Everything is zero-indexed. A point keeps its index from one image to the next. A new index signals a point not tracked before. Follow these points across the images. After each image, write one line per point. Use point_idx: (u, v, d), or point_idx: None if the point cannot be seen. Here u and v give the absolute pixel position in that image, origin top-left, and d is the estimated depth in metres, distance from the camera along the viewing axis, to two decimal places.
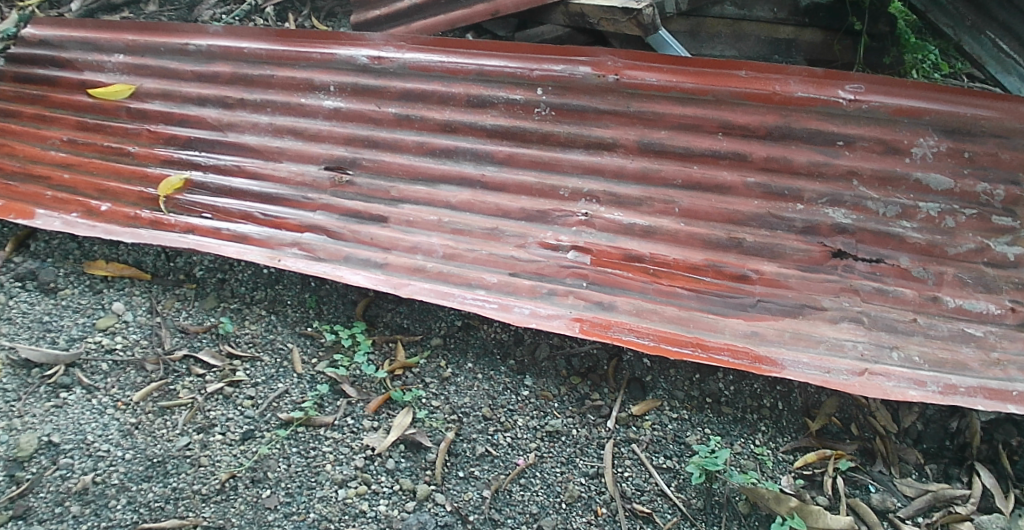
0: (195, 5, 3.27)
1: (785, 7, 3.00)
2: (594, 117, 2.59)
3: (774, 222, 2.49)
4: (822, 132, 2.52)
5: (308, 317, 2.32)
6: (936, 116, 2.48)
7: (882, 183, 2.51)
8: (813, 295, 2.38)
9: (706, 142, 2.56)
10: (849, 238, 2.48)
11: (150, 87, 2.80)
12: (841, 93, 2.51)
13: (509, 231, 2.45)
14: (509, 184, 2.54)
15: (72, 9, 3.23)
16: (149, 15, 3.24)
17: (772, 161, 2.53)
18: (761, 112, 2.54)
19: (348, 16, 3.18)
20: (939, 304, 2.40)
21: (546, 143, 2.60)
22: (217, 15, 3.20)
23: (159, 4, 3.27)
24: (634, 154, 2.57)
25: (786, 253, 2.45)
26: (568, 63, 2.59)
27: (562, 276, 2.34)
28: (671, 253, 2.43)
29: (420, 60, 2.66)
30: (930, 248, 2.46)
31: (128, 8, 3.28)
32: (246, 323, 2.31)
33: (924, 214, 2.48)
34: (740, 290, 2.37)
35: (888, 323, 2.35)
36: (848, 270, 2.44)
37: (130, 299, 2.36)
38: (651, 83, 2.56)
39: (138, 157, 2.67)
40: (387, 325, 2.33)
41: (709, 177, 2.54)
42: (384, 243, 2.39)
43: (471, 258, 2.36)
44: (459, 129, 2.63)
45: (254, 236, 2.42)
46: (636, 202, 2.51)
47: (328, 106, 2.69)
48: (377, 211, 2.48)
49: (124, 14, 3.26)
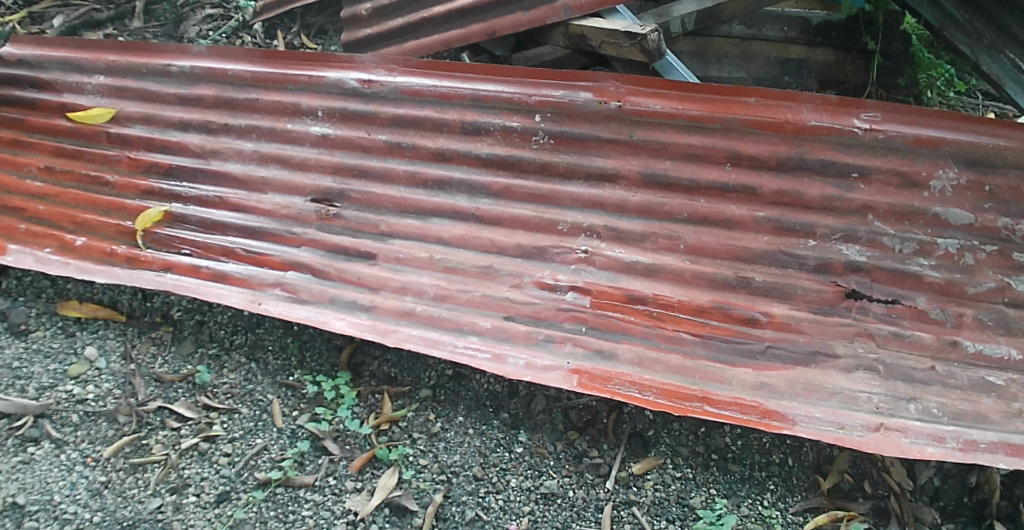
0: (181, 20, 3.16)
1: (797, 25, 2.89)
2: (595, 146, 2.45)
3: (785, 260, 2.36)
4: (837, 164, 2.38)
5: (290, 366, 2.22)
6: (956, 147, 2.34)
7: (898, 217, 2.37)
8: (826, 340, 2.24)
9: (713, 173, 2.42)
10: (863, 277, 2.35)
11: (132, 110, 2.68)
12: (856, 121, 2.36)
13: (504, 269, 2.31)
14: (505, 217, 2.41)
15: (55, 26, 3.10)
16: (134, 32, 3.11)
17: (783, 194, 2.39)
18: (771, 141, 2.40)
19: (338, 32, 3.03)
20: (959, 350, 2.26)
21: (544, 174, 2.46)
22: (204, 32, 3.11)
23: (144, 20, 3.15)
24: (637, 186, 2.43)
25: (797, 293, 2.32)
26: (568, 88, 2.45)
27: (560, 321, 2.21)
28: (676, 294, 2.29)
29: (412, 84, 2.52)
30: (949, 287, 2.33)
31: (111, 24, 3.15)
32: (224, 372, 2.21)
33: (942, 251, 2.35)
34: (749, 334, 2.24)
35: (904, 372, 2.22)
36: (862, 311, 2.31)
37: (104, 344, 2.26)
38: (655, 110, 2.42)
39: (117, 186, 2.54)
40: (374, 374, 2.22)
41: (716, 211, 2.40)
42: (371, 282, 2.27)
43: (463, 299, 2.23)
44: (453, 158, 2.49)
45: (234, 275, 2.30)
46: (638, 238, 2.38)
47: (315, 132, 2.56)
48: (365, 247, 2.35)
49: (107, 30, 3.13)
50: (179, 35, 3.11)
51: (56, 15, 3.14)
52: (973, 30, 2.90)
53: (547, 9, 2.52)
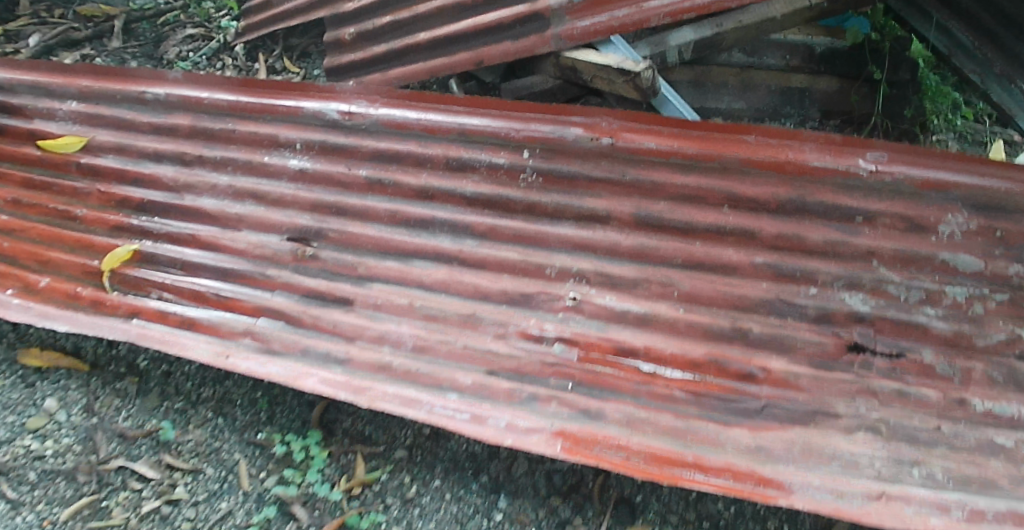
0: (160, 41, 3.28)
1: (799, 53, 2.77)
2: (586, 185, 2.33)
3: (784, 309, 2.22)
4: (840, 207, 2.26)
5: (259, 422, 2.18)
6: (965, 190, 2.23)
7: (904, 264, 2.24)
8: (826, 398, 2.13)
9: (709, 216, 2.29)
10: (867, 328, 2.21)
11: (104, 139, 2.56)
12: (861, 162, 2.25)
13: (487, 317, 2.20)
14: (490, 260, 2.29)
15: (29, 44, 3.14)
16: (113, 51, 3.19)
17: (783, 239, 2.26)
18: (771, 182, 2.28)
19: (321, 55, 3.16)
20: (966, 408, 2.12)
21: (532, 214, 2.33)
22: (184, 54, 3.23)
23: (122, 39, 3.24)
24: (629, 228, 2.31)
25: (797, 346, 2.19)
26: (557, 123, 2.34)
27: (546, 376, 2.11)
28: (668, 346, 2.17)
29: (395, 116, 2.41)
30: (956, 339, 2.18)
31: (89, 43, 3.22)
32: (189, 427, 2.17)
33: (950, 300, 2.21)
34: (744, 391, 2.12)
35: (909, 433, 2.09)
36: (865, 366, 2.17)
37: (65, 396, 2.23)
38: (650, 148, 2.30)
39: (86, 221, 2.44)
40: (347, 432, 2.17)
41: (713, 256, 2.27)
42: (348, 331, 2.17)
43: (444, 351, 2.14)
44: (437, 196, 2.37)
45: (202, 322, 2.22)
46: (630, 284, 2.25)
47: (293, 166, 2.44)
48: (341, 292, 2.25)
49: (84, 49, 3.19)
50: (159, 55, 3.22)
51: (32, 32, 3.20)
52: (983, 59, 2.73)
53: (537, 39, 2.42)
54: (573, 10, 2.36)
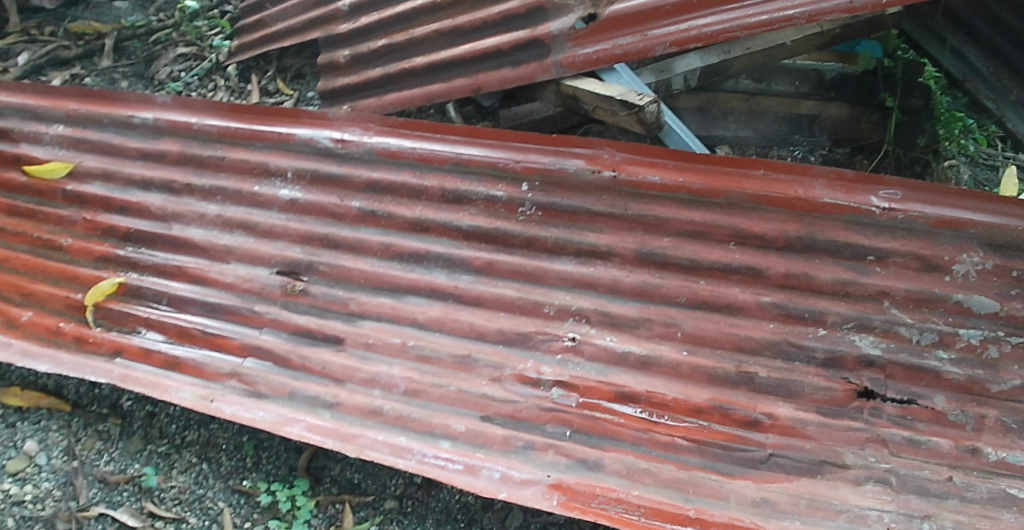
0: (152, 60, 3.35)
1: (808, 79, 2.75)
2: (588, 219, 2.24)
3: (791, 352, 2.14)
4: (852, 246, 2.16)
5: (244, 468, 2.15)
6: (982, 229, 2.12)
7: (917, 305, 2.15)
8: (834, 447, 2.05)
9: (715, 253, 2.20)
10: (877, 373, 2.12)
11: (91, 165, 2.49)
12: (873, 199, 2.15)
13: (483, 359, 2.14)
14: (487, 298, 2.21)
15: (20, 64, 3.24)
16: (103, 70, 3.28)
17: (792, 277, 2.17)
18: (781, 219, 2.18)
19: (315, 77, 3.17)
20: (979, 458, 2.03)
21: (530, 249, 2.25)
22: (175, 72, 3.28)
23: (113, 57, 3.33)
24: (631, 265, 2.22)
25: (804, 392, 2.11)
26: (558, 154, 2.25)
27: (543, 423, 2.04)
28: (670, 391, 2.10)
29: (389, 145, 2.33)
30: (969, 385, 2.09)
31: (80, 62, 3.31)
32: (173, 473, 2.14)
33: (963, 343, 2.12)
34: (749, 439, 2.05)
35: (920, 486, 2.00)
36: (875, 414, 2.09)
37: (46, 437, 2.20)
38: (654, 182, 2.21)
39: (72, 251, 2.38)
40: (335, 480, 2.15)
41: (718, 295, 2.18)
42: (338, 373, 2.12)
43: (436, 395, 2.08)
44: (432, 229, 2.29)
45: (188, 362, 2.17)
46: (632, 324, 2.17)
47: (284, 196, 2.36)
48: (332, 330, 2.19)
49: (75, 68, 3.28)
50: (150, 74, 3.29)
51: (23, 52, 3.29)
52: (999, 85, 2.60)
53: (536, 67, 2.33)
54: (574, 36, 2.27)
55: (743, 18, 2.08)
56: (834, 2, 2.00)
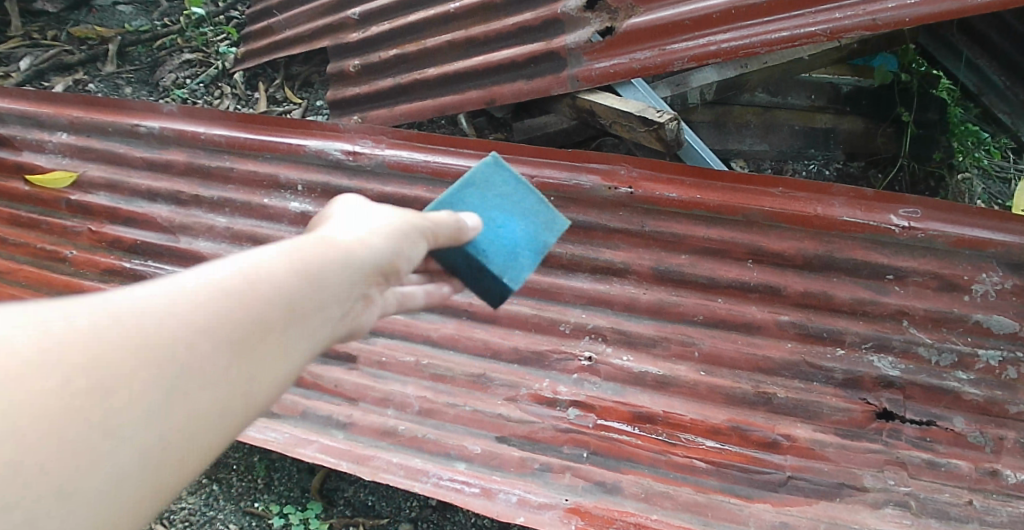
0: (156, 67, 3.31)
1: (824, 92, 2.79)
2: (604, 236, 2.24)
3: (809, 373, 2.10)
4: (871, 265, 2.13)
5: (255, 489, 2.16)
6: (1002, 249, 2.08)
7: (936, 324, 2.11)
8: (853, 469, 2.01)
9: (733, 271, 2.17)
10: (896, 394, 2.08)
11: (95, 174, 2.45)
12: (894, 218, 2.11)
13: (498, 378, 2.11)
14: (502, 315, 2.20)
15: (21, 68, 3.20)
16: (107, 76, 3.23)
17: (810, 296, 2.14)
18: (798, 237, 2.15)
19: (324, 85, 3.16)
20: (998, 480, 1.98)
21: (545, 266, 2.26)
22: (180, 79, 3.25)
23: (116, 63, 3.27)
24: (648, 283, 2.20)
25: (823, 413, 2.07)
26: (574, 170, 2.25)
27: (559, 444, 2.01)
28: (688, 411, 2.06)
29: (401, 157, 2.28)
30: (988, 405, 2.05)
31: (82, 67, 3.26)
32: (182, 493, 2.15)
33: (982, 364, 2.07)
34: (767, 461, 2.02)
35: (939, 509, 1.95)
36: (894, 435, 2.05)
37: None
38: (671, 198, 2.18)
39: (76, 263, 2.36)
40: (349, 503, 2.13)
41: (736, 314, 2.15)
42: (350, 392, 2.10)
43: (451, 415, 2.05)
44: None
45: None
46: (649, 343, 2.14)
47: (294, 209, 2.32)
48: (344, 347, 2.17)
49: (77, 73, 3.24)
50: (155, 80, 3.25)
51: (24, 57, 3.24)
52: (1015, 99, 2.57)
53: (552, 80, 2.30)
54: (591, 49, 2.24)
55: (764, 34, 2.04)
56: (857, 19, 1.97)
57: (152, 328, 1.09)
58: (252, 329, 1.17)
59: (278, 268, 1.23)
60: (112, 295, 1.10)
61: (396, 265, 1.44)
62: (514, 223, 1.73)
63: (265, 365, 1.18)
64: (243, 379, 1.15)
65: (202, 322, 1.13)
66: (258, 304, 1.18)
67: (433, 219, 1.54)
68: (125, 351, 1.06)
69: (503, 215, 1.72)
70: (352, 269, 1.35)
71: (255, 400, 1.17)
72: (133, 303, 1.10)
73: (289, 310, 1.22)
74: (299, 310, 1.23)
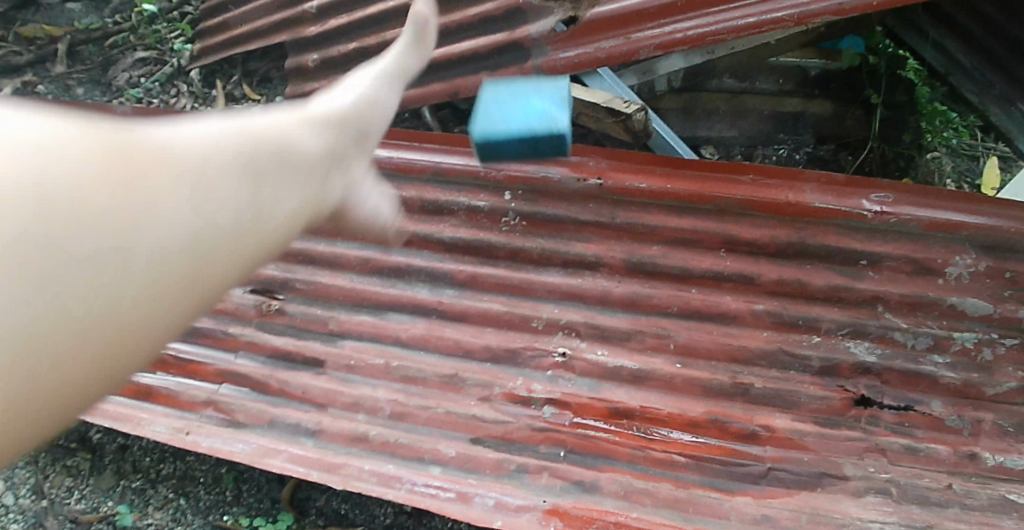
0: (109, 65, 3.22)
1: (792, 77, 2.77)
2: (574, 229, 2.19)
3: (787, 360, 2.07)
4: (843, 250, 2.11)
5: (223, 503, 2.09)
6: (974, 231, 2.09)
7: (911, 308, 2.09)
8: (833, 458, 1.97)
9: (706, 261, 2.14)
10: (873, 380, 2.05)
11: None
12: (866, 202, 2.12)
13: (471, 378, 2.05)
14: (473, 312, 2.13)
15: None
16: (58, 77, 3.15)
17: (784, 284, 2.11)
18: (771, 225, 2.14)
19: (282, 82, 3.10)
20: (977, 464, 1.95)
21: (516, 261, 2.18)
22: (135, 78, 3.16)
23: (67, 64, 3.19)
24: (620, 275, 2.15)
25: (801, 402, 2.03)
26: (542, 163, 2.22)
27: (536, 444, 1.97)
28: (665, 405, 2.03)
29: None
30: (965, 388, 2.02)
31: (32, 69, 3.18)
32: (149, 509, 2.08)
33: (958, 346, 2.05)
34: (747, 453, 1.98)
35: (920, 495, 1.91)
36: (872, 422, 2.01)
37: (14, 477, 2.16)
38: (642, 189, 2.17)
39: None
40: (322, 512, 2.07)
41: (710, 304, 2.12)
42: (319, 398, 2.02)
43: (424, 418, 1.99)
44: (413, 242, 2.21)
45: (160, 392, 2.06)
46: (623, 336, 2.10)
47: None
48: (311, 352, 2.09)
49: (27, 75, 3.15)
50: (109, 81, 3.16)
51: None
52: (982, 78, 2.56)
53: (517, 70, 2.26)
54: (555, 39, 2.20)
55: (729, 21, 2.00)
56: (823, 4, 1.93)
57: (158, 168, 0.94)
58: (254, 166, 1.03)
59: (274, 126, 1.10)
60: (118, 125, 0.94)
61: (374, 128, 1.31)
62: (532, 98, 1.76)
63: (269, 216, 1.04)
64: (246, 239, 1.01)
65: (208, 164, 0.99)
66: (263, 144, 1.06)
67: (405, 61, 1.45)
68: (130, 164, 0.92)
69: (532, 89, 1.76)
70: (338, 127, 1.22)
71: (249, 258, 1.03)
72: (140, 136, 0.94)
73: (284, 162, 1.09)
74: (296, 165, 1.11)
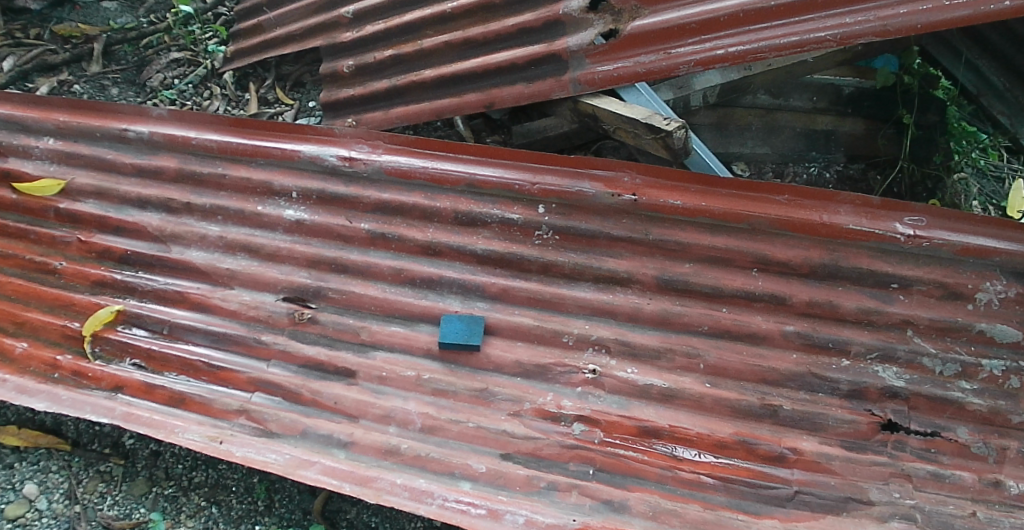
0: (142, 65, 3.25)
1: (826, 95, 2.83)
2: (607, 244, 2.16)
3: (816, 384, 2.05)
4: (876, 273, 2.08)
5: (255, 512, 2.15)
6: (1006, 257, 2.05)
7: (940, 334, 2.07)
8: (859, 482, 1.96)
9: (737, 279, 2.12)
10: (900, 405, 2.03)
11: (83, 181, 2.37)
12: (899, 225, 2.07)
13: (501, 393, 2.07)
14: (504, 327, 2.13)
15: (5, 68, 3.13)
16: (92, 76, 3.17)
17: (815, 306, 2.09)
18: (804, 245, 2.11)
19: (316, 86, 3.11)
20: (1001, 491, 1.95)
21: (547, 275, 2.16)
22: (168, 79, 3.19)
23: (101, 62, 3.21)
24: (652, 292, 2.14)
25: (828, 425, 2.02)
26: (577, 176, 2.15)
27: (564, 461, 1.98)
28: (693, 425, 2.03)
29: (400, 163, 2.23)
30: (991, 416, 2.02)
31: (67, 67, 3.19)
32: (181, 517, 2.13)
33: (986, 374, 2.04)
34: (774, 476, 1.98)
35: (945, 522, 1.91)
36: (898, 447, 2.00)
37: (45, 479, 2.16)
38: (676, 206, 2.12)
39: (66, 275, 2.27)
40: (351, 524, 2.15)
41: (741, 324, 2.10)
42: (351, 409, 2.05)
43: (455, 432, 2.01)
44: (445, 253, 2.20)
45: (193, 399, 2.08)
46: (653, 355, 2.09)
47: (289, 216, 2.26)
48: (343, 362, 2.11)
49: (62, 74, 3.16)
50: (142, 80, 3.20)
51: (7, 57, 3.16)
52: (1015, 101, 2.51)
53: (553, 83, 2.23)
54: (593, 52, 2.18)
55: (772, 39, 2.02)
56: (867, 25, 1.96)
57: None
58: None
59: None
60: None
61: None
62: (448, 323, 2.11)
63: None
64: None
65: None
66: None
67: None
68: None
69: (442, 322, 2.11)
70: None
71: None
72: None
73: None
74: None
